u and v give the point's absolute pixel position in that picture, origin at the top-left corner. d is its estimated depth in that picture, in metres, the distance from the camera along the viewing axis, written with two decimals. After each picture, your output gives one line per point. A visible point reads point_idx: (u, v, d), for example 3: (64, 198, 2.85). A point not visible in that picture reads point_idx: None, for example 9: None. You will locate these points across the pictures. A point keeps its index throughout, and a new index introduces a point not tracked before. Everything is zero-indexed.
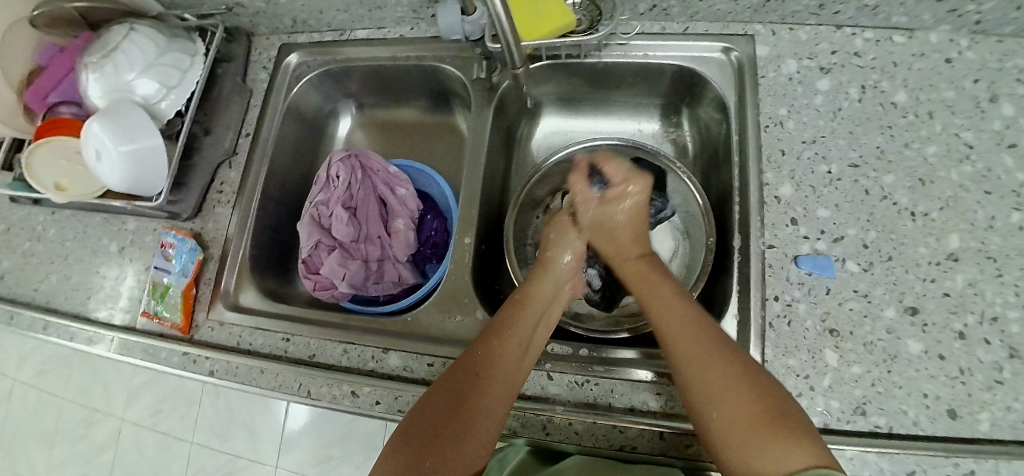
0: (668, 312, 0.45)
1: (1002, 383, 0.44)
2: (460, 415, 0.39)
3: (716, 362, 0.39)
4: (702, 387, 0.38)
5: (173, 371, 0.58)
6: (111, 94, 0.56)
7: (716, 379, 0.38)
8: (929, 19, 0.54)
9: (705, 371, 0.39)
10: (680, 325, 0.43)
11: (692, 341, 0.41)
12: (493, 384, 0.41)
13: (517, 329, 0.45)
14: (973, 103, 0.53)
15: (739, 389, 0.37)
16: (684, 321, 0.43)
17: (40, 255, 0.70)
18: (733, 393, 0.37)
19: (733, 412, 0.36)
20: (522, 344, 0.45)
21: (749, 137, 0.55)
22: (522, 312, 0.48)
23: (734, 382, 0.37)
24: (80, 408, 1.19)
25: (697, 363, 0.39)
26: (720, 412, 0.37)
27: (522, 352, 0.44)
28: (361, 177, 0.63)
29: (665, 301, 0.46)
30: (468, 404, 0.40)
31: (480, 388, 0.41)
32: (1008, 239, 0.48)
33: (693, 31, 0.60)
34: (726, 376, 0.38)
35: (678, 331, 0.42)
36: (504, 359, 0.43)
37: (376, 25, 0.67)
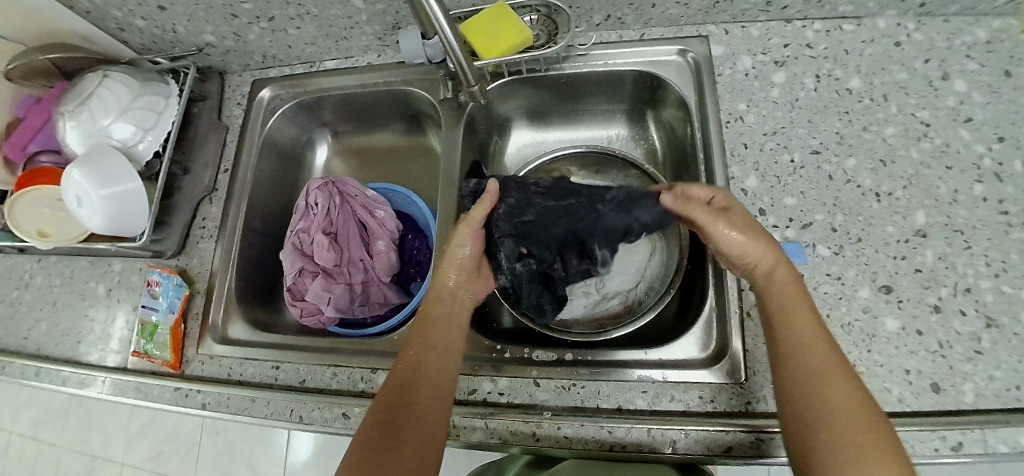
0: (806, 341, 0.40)
1: (982, 352, 0.44)
2: (399, 431, 0.41)
3: (842, 400, 0.37)
4: (828, 425, 0.36)
5: (166, 407, 0.58)
6: (91, 140, 0.58)
7: (849, 416, 0.36)
8: (875, 6, 0.56)
9: (837, 419, 0.36)
10: (819, 364, 0.39)
11: (830, 388, 0.37)
12: (424, 392, 0.43)
13: (433, 337, 0.48)
14: (926, 82, 0.54)
15: (865, 422, 0.36)
16: (823, 353, 0.39)
17: (29, 303, 0.70)
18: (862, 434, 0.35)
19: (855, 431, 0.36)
20: (443, 351, 0.47)
21: (712, 133, 0.56)
22: (433, 323, 0.49)
23: (866, 432, 0.35)
24: (79, 457, 1.18)
25: (837, 412, 0.36)
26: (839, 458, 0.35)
27: (442, 355, 0.47)
28: (339, 202, 0.64)
29: (801, 325, 0.41)
30: (403, 416, 0.42)
31: (415, 399, 0.43)
32: (973, 211, 0.49)
33: (650, 37, 0.62)
34: (858, 415, 0.36)
35: (814, 373, 0.38)
36: (427, 366, 0.45)
37: (344, 55, 0.69)
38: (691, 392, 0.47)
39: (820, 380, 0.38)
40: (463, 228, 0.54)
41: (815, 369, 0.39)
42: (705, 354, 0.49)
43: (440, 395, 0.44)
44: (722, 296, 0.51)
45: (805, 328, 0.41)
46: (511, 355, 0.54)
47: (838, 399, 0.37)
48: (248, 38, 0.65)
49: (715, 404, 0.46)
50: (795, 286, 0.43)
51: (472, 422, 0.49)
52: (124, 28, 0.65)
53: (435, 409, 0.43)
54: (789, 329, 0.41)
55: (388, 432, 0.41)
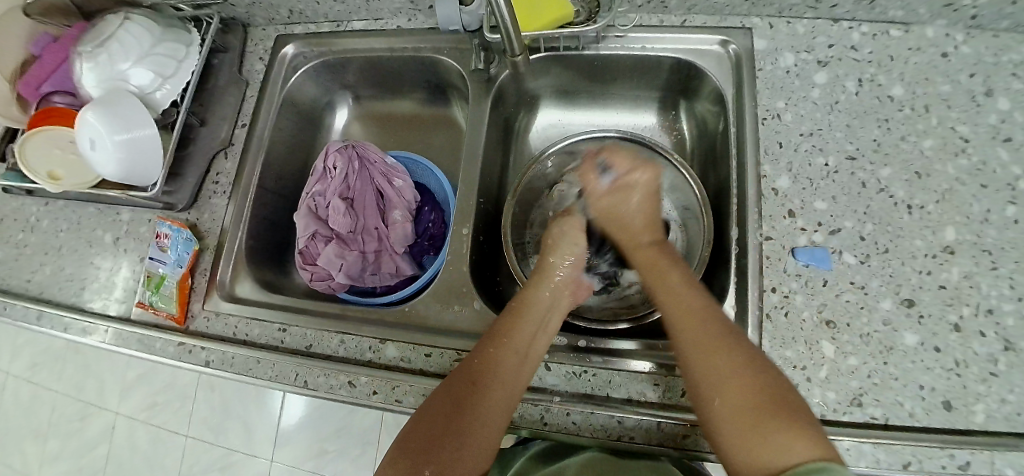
0: (677, 305, 0.43)
1: (997, 374, 0.44)
2: (448, 449, 0.38)
3: (727, 359, 0.38)
4: (712, 381, 0.38)
5: (170, 362, 0.58)
6: (106, 82, 0.56)
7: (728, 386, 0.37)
8: (926, 13, 0.55)
9: (717, 371, 0.38)
10: (693, 337, 0.40)
11: (708, 348, 0.39)
12: (484, 407, 0.40)
13: (521, 338, 0.44)
14: (969, 97, 0.53)
15: (764, 404, 0.35)
16: (698, 323, 0.41)
17: (34, 245, 0.69)
18: (744, 386, 0.36)
19: (734, 398, 0.36)
20: (519, 357, 0.43)
21: (746, 129, 0.55)
22: (518, 321, 0.46)
23: (745, 387, 0.36)
24: (73, 402, 1.19)
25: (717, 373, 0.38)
26: (733, 406, 0.36)
27: (520, 366, 0.43)
28: (358, 167, 0.63)
29: (676, 298, 0.44)
30: (459, 423, 0.39)
31: (474, 407, 0.40)
32: (1003, 232, 0.48)
33: (691, 25, 0.60)
34: (738, 379, 0.37)
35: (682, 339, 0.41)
36: (499, 374, 0.42)
37: (373, 16, 0.67)
38: None
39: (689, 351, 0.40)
40: (621, 192, 0.53)
41: (695, 356, 0.39)
42: None
43: (502, 402, 0.41)
44: (743, 295, 0.50)
45: (681, 293, 0.44)
46: None
47: (727, 369, 0.37)
48: None
49: None
50: (694, 292, 0.44)
51: None
52: None
53: (492, 424, 0.40)
54: (666, 298, 0.44)
55: (441, 438, 0.39)
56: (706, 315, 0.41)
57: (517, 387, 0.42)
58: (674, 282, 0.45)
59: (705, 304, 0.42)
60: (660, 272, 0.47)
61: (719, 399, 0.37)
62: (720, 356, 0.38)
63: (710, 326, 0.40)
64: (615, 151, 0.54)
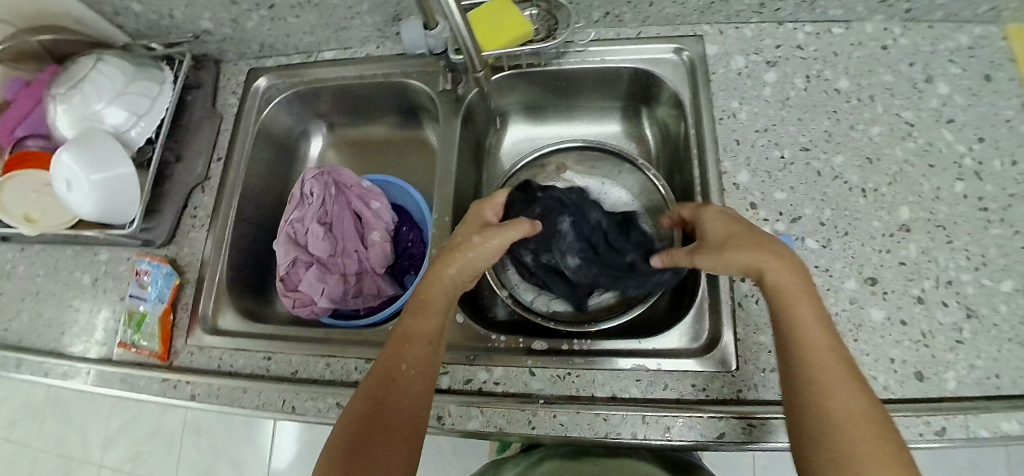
0: (814, 344, 0.38)
1: (963, 342, 0.46)
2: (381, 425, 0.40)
3: (848, 407, 0.35)
4: (827, 420, 0.35)
5: (154, 398, 0.57)
6: (80, 125, 0.57)
7: (851, 426, 0.34)
8: (863, 11, 0.58)
9: (834, 414, 0.35)
10: (823, 370, 0.37)
11: (828, 373, 0.37)
12: (405, 376, 0.43)
13: (428, 312, 0.46)
14: (910, 85, 0.57)
15: (866, 433, 0.34)
16: (829, 368, 0.37)
17: (10, 292, 0.68)
18: (860, 445, 0.34)
19: (859, 446, 0.33)
20: (428, 346, 0.45)
21: (705, 129, 0.57)
22: (425, 305, 0.47)
23: (868, 443, 0.33)
24: (54, 458, 1.15)
25: (829, 407, 0.35)
26: (845, 463, 0.33)
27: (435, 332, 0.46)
28: (334, 192, 0.64)
29: (804, 319, 0.39)
30: (390, 396, 0.41)
31: (400, 385, 0.42)
32: (954, 207, 0.51)
33: (646, 35, 0.63)
34: (851, 418, 0.35)
35: (814, 375, 0.37)
36: (411, 344, 0.44)
37: (342, 46, 0.69)
38: (684, 380, 0.47)
39: (821, 401, 0.36)
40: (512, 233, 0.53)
41: (807, 365, 0.38)
42: (697, 345, 0.50)
43: (420, 380, 0.43)
44: (715, 287, 0.52)
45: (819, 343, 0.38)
46: (505, 344, 0.54)
47: (845, 401, 0.35)
48: (245, 26, 0.65)
49: (707, 392, 0.46)
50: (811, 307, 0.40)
51: (467, 410, 0.48)
52: (118, 12, 0.65)
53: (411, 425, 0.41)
54: (789, 319, 0.40)
55: (375, 425, 0.40)
56: (835, 360, 0.37)
57: (431, 353, 0.45)
58: (807, 318, 0.39)
59: (842, 362, 0.37)
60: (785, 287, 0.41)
61: (840, 449, 0.34)
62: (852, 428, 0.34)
63: (835, 356, 0.38)
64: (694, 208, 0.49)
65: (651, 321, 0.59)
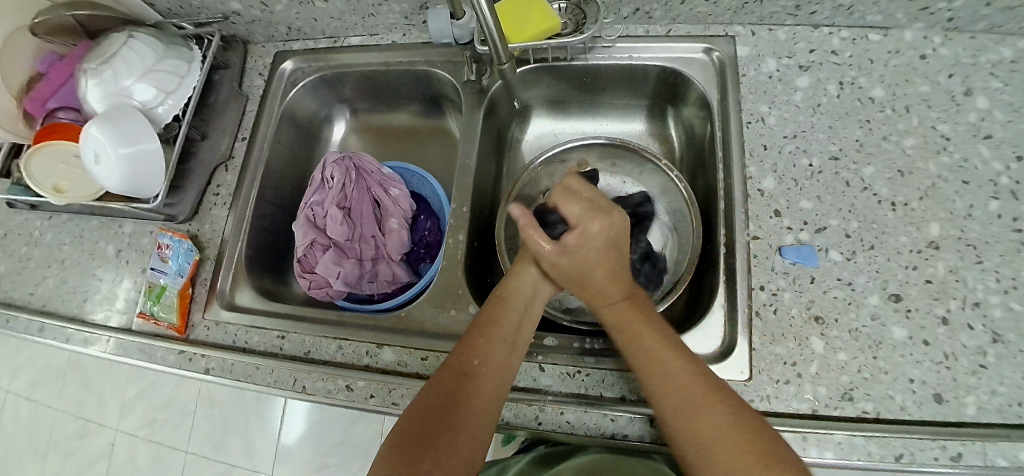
0: (642, 348, 0.44)
1: (987, 366, 0.45)
2: (454, 427, 0.39)
3: (690, 393, 0.40)
4: (687, 421, 0.39)
5: (170, 369, 0.58)
6: (111, 100, 0.58)
7: (709, 422, 0.38)
8: (903, 17, 0.56)
9: (693, 413, 0.39)
10: (665, 373, 0.42)
11: (672, 373, 0.41)
12: (486, 384, 0.42)
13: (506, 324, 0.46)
14: (949, 97, 0.55)
15: (733, 433, 0.37)
16: (663, 368, 0.42)
17: (37, 258, 0.70)
18: (727, 443, 0.37)
19: (724, 442, 0.37)
20: (506, 350, 0.44)
21: (732, 133, 0.56)
22: (506, 308, 0.47)
23: (727, 439, 0.37)
24: (73, 419, 1.19)
25: (704, 411, 0.39)
26: (709, 446, 0.38)
27: (508, 351, 0.45)
28: (355, 178, 0.65)
29: (636, 330, 0.45)
30: (462, 402, 0.41)
31: (471, 390, 0.41)
32: (987, 227, 0.49)
33: (676, 34, 0.62)
34: (707, 401, 0.39)
35: (663, 385, 0.41)
36: (488, 356, 0.43)
37: (368, 32, 0.69)
38: None
39: (675, 401, 0.40)
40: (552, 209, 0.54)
41: (647, 367, 0.43)
42: (710, 351, 0.50)
43: (493, 388, 0.42)
44: (733, 294, 0.51)
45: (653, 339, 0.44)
46: None
47: (714, 405, 0.39)
48: (274, 8, 0.66)
49: None
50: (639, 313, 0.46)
51: None
52: None
53: (480, 430, 0.40)
54: (629, 330, 0.45)
55: (444, 427, 0.39)
56: (672, 358, 0.42)
57: (505, 368, 0.44)
58: (642, 324, 0.45)
59: (688, 362, 0.42)
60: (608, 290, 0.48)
61: (699, 433, 0.38)
62: (704, 411, 0.39)
63: (678, 357, 0.42)
64: (569, 195, 0.48)
65: (664, 324, 0.58)
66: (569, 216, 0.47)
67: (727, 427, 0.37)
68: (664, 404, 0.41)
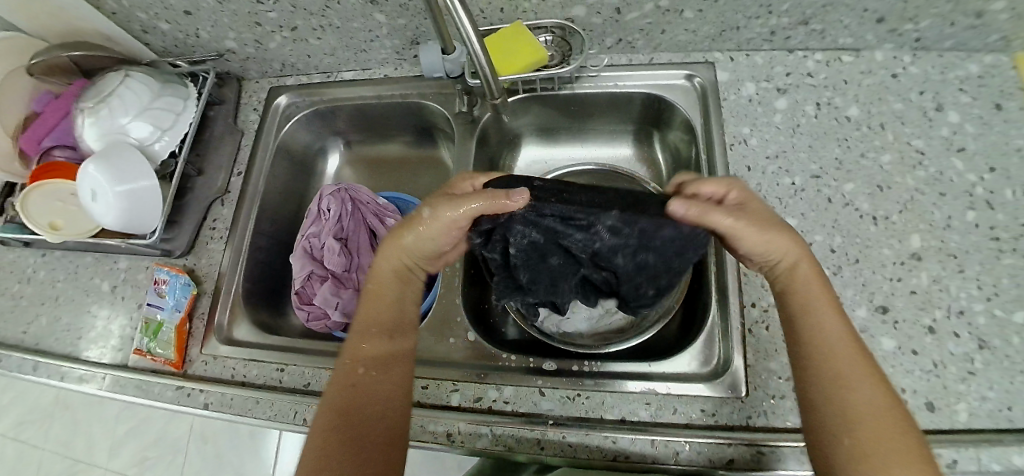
0: (827, 338, 0.41)
1: (975, 373, 0.46)
2: (356, 423, 0.43)
3: (855, 398, 0.38)
4: (845, 412, 0.38)
5: (168, 406, 0.58)
6: (108, 138, 0.59)
7: (869, 412, 0.37)
8: (873, 40, 0.59)
9: (851, 402, 0.38)
10: (841, 360, 0.40)
11: (846, 361, 0.39)
12: (385, 379, 0.46)
13: (379, 321, 0.49)
14: (920, 114, 0.57)
15: (878, 425, 0.37)
16: (845, 355, 0.40)
17: (30, 297, 0.70)
18: (880, 439, 0.36)
19: (874, 436, 0.36)
20: (388, 345, 0.48)
21: (716, 154, 0.58)
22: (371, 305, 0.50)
23: (885, 438, 0.36)
24: (62, 460, 1.16)
25: (852, 404, 0.38)
26: (858, 451, 0.36)
27: (389, 344, 0.48)
28: (351, 208, 0.66)
29: (814, 313, 0.42)
30: (358, 396, 0.44)
31: (362, 390, 0.45)
32: (965, 236, 0.51)
33: (658, 61, 0.64)
34: (873, 409, 0.37)
35: (836, 375, 0.39)
36: (370, 353, 0.47)
37: (361, 67, 0.71)
38: (693, 405, 0.47)
39: (839, 389, 0.38)
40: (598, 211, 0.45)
41: (816, 350, 0.41)
42: (707, 369, 0.50)
43: (386, 379, 0.46)
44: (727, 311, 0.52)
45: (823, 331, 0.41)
46: (516, 364, 0.54)
47: (857, 396, 0.38)
48: (269, 46, 0.68)
49: (716, 417, 0.46)
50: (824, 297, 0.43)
51: (476, 428, 0.49)
52: (147, 30, 0.68)
53: (386, 417, 0.44)
54: (806, 314, 0.42)
55: (350, 427, 0.43)
56: (852, 349, 0.40)
57: (398, 360, 0.47)
58: (819, 308, 0.42)
59: (861, 353, 0.40)
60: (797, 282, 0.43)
61: (853, 439, 0.36)
62: (857, 396, 0.38)
63: (851, 343, 0.40)
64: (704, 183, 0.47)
65: (658, 344, 0.59)
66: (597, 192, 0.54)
67: (886, 414, 0.37)
68: (822, 395, 0.39)
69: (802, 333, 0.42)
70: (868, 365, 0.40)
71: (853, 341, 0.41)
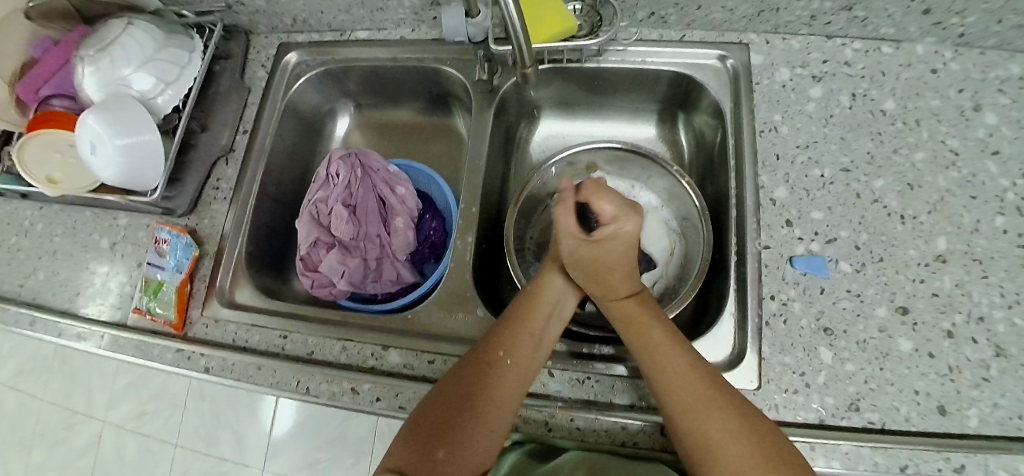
0: (662, 346, 0.43)
1: (990, 379, 0.45)
2: (450, 428, 0.40)
3: (713, 396, 0.39)
4: (687, 415, 0.39)
5: (167, 368, 0.57)
6: (106, 88, 0.55)
7: (703, 411, 0.38)
8: (917, 31, 0.57)
9: (692, 407, 0.39)
10: (669, 366, 0.42)
11: (677, 369, 0.41)
12: (499, 382, 0.43)
13: (534, 322, 0.46)
14: (958, 111, 0.55)
15: (735, 419, 0.37)
16: (676, 365, 0.41)
17: (27, 249, 0.68)
18: (720, 431, 0.37)
19: (716, 430, 0.37)
20: (533, 345, 0.45)
21: (744, 141, 0.56)
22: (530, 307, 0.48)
23: (728, 432, 0.37)
24: (59, 411, 1.17)
25: (687, 406, 0.39)
26: (714, 447, 0.37)
27: (534, 347, 0.45)
28: (360, 175, 0.64)
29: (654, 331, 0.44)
30: (485, 391, 0.42)
31: (493, 387, 0.42)
32: (993, 241, 0.50)
33: (689, 40, 0.61)
34: (718, 404, 0.38)
35: (666, 383, 0.41)
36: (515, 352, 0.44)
37: (377, 26, 0.67)
38: None
39: (675, 392, 0.40)
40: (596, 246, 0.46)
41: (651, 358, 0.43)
42: (721, 359, 0.49)
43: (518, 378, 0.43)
44: (744, 303, 0.51)
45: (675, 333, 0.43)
46: None
47: (711, 395, 0.39)
48: None
49: None
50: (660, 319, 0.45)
51: None
52: None
53: (494, 427, 0.41)
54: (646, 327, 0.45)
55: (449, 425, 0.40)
56: (687, 358, 0.42)
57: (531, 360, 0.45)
58: (653, 318, 0.45)
59: (699, 361, 0.42)
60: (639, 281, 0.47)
61: (701, 433, 0.38)
62: (701, 396, 0.39)
63: (687, 352, 0.42)
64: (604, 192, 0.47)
65: None
66: (602, 216, 0.47)
67: (732, 414, 0.38)
68: (665, 400, 0.41)
69: (647, 344, 0.44)
70: (706, 373, 0.41)
71: (687, 346, 0.43)
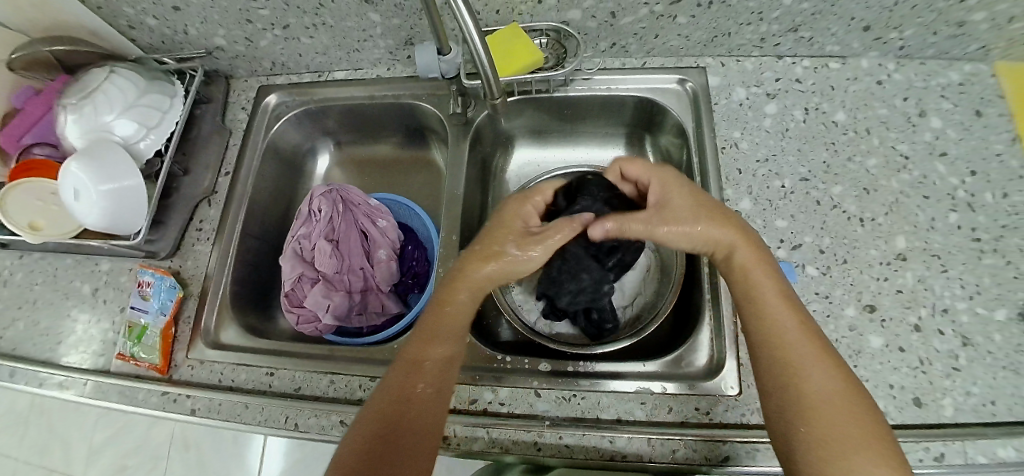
0: (777, 324, 0.41)
1: (959, 369, 0.47)
2: (392, 448, 0.40)
3: (823, 378, 0.38)
4: (802, 400, 0.38)
5: (152, 412, 0.56)
6: (91, 134, 0.57)
7: (818, 394, 0.38)
8: (858, 47, 0.61)
9: (811, 387, 0.38)
10: (785, 339, 0.41)
11: (798, 344, 0.40)
12: (420, 400, 0.42)
13: (442, 335, 0.46)
14: (904, 119, 0.59)
15: (839, 407, 0.37)
16: (793, 339, 0.40)
17: (5, 301, 0.67)
18: (835, 421, 0.36)
19: (834, 426, 0.36)
20: (445, 358, 0.45)
21: (708, 157, 0.59)
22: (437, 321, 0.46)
23: (842, 425, 0.36)
24: (34, 470, 1.12)
25: (808, 389, 0.38)
26: (817, 439, 0.36)
27: (446, 360, 0.45)
28: (342, 209, 0.65)
29: (766, 299, 0.43)
30: (409, 411, 0.42)
31: (415, 406, 0.42)
32: (948, 237, 0.52)
33: (651, 65, 0.65)
34: (832, 388, 0.38)
35: (785, 359, 0.40)
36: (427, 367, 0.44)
37: (354, 66, 0.70)
38: (688, 403, 0.47)
39: (789, 368, 0.39)
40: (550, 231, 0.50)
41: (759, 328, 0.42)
42: (701, 369, 0.51)
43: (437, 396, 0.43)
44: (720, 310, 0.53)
45: (794, 333, 0.41)
46: (509, 364, 0.54)
47: (820, 375, 0.39)
48: (259, 44, 0.67)
49: (711, 416, 0.47)
50: (772, 284, 0.43)
51: (472, 431, 0.48)
52: (134, 26, 0.66)
53: (421, 440, 0.41)
54: (755, 298, 0.43)
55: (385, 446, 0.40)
56: (804, 336, 0.40)
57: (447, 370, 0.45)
58: (761, 280, 0.43)
59: (813, 337, 0.41)
60: (749, 267, 0.44)
61: (811, 426, 0.37)
62: (807, 372, 0.39)
63: (800, 324, 0.41)
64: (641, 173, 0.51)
65: (649, 347, 0.60)
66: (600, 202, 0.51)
67: (842, 397, 0.37)
68: (776, 377, 0.40)
69: (760, 317, 0.42)
70: (821, 349, 0.40)
71: (798, 310, 0.42)
